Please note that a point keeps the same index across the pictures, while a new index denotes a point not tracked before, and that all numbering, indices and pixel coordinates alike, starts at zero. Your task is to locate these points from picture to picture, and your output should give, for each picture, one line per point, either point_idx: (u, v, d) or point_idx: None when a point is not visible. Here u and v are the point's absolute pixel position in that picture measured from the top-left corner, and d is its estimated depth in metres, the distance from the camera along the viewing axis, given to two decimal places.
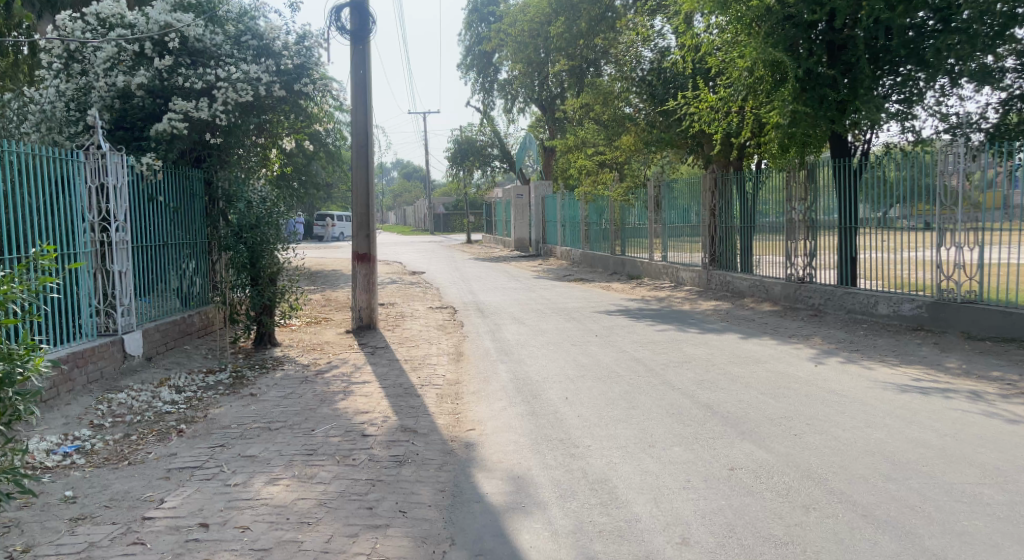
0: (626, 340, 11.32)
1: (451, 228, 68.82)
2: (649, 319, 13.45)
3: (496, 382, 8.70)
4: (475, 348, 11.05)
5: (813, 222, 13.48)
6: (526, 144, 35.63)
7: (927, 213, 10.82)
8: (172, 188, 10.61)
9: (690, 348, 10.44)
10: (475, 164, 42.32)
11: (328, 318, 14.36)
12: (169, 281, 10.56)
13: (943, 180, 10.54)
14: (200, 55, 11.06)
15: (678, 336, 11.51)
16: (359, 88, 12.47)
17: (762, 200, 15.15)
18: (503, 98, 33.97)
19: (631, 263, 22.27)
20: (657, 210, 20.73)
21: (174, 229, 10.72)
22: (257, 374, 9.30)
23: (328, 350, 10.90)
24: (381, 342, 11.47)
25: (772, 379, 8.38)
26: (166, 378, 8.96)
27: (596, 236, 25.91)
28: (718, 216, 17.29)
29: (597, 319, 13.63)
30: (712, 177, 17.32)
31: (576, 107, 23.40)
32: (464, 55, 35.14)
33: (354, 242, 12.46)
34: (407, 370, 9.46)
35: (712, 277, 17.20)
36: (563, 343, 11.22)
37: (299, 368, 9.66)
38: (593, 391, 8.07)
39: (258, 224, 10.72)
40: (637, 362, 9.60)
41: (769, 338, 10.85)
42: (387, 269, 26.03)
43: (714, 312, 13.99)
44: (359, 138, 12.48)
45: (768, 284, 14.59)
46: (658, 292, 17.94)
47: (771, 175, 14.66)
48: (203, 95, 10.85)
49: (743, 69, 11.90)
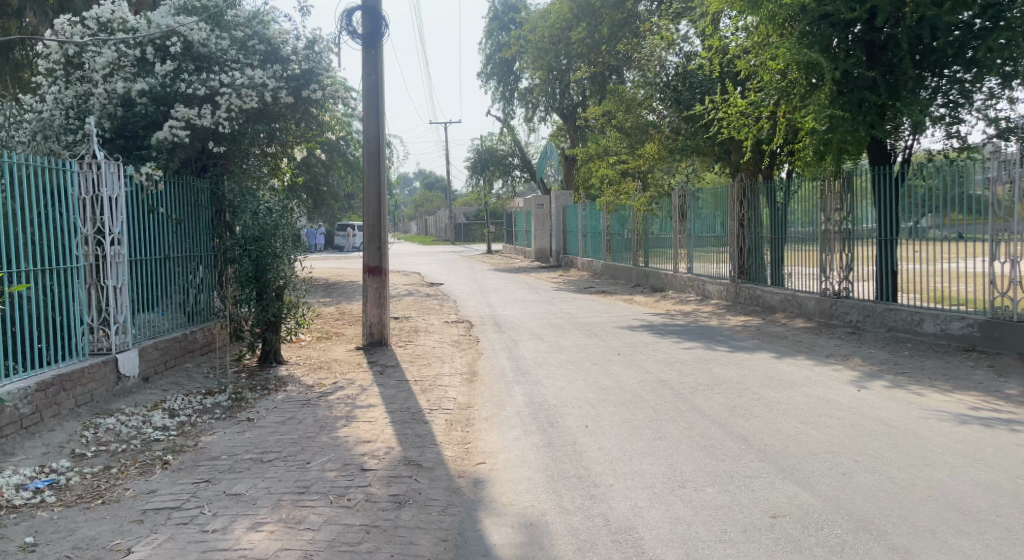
0: (650, 359, 10.68)
1: (472, 238, 68.46)
2: (674, 336, 12.79)
3: (512, 406, 8.11)
4: (490, 367, 10.46)
5: (849, 233, 12.77)
6: (548, 152, 33.77)
7: (959, 222, 10.39)
8: (174, 199, 10.11)
9: (719, 370, 9.78)
10: (495, 174, 41.86)
11: (340, 333, 13.83)
12: (170, 297, 10.01)
13: (976, 189, 10.13)
14: (204, 59, 10.47)
15: (706, 355, 10.86)
16: (371, 93, 11.95)
17: (794, 210, 14.43)
18: (523, 107, 33.49)
19: (654, 275, 21.61)
20: (682, 220, 20.07)
21: (176, 241, 10.21)
22: (258, 396, 8.74)
23: (336, 368, 10.35)
24: (392, 359, 10.90)
25: (811, 407, 7.71)
26: (162, 401, 8.38)
27: (618, 247, 25.27)
28: (748, 227, 16.60)
29: (620, 335, 13.00)
30: (741, 185, 16.63)
31: (598, 114, 22.81)
32: (484, 63, 34.68)
33: (365, 254, 11.93)
34: (416, 392, 8.88)
35: (741, 290, 16.52)
36: (583, 362, 10.59)
37: (303, 389, 9.13)
38: (615, 418, 7.44)
39: (265, 236, 10.19)
40: (663, 385, 8.95)
41: (805, 360, 10.16)
42: (405, 281, 25.60)
43: (744, 328, 13.30)
44: (372, 147, 11.95)
45: (801, 298, 13.87)
46: (684, 306, 17.28)
47: (803, 185, 13.97)
48: (206, 102, 10.26)
49: (776, 71, 11.35)
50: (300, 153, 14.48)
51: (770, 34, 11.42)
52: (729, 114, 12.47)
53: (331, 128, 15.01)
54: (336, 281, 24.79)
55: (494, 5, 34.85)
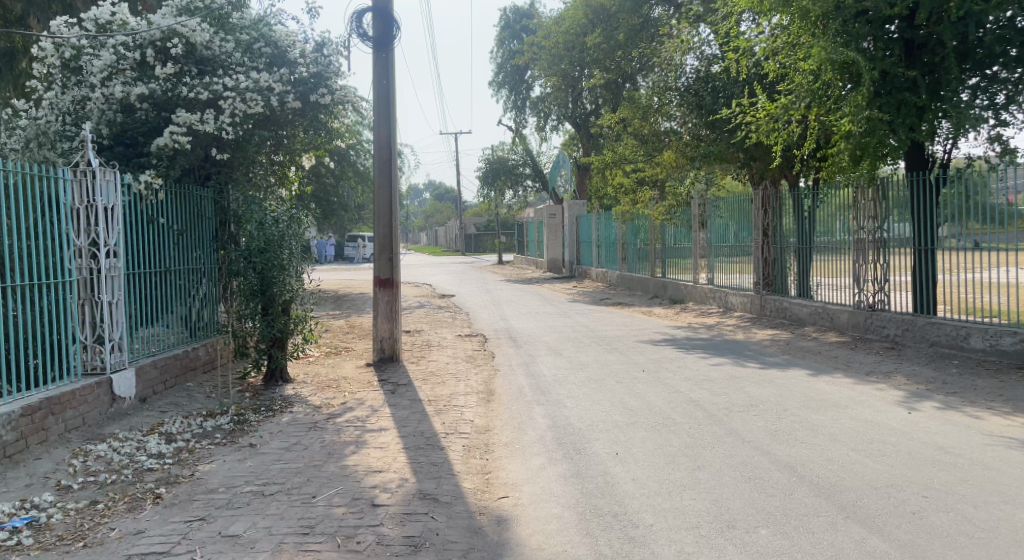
0: (677, 378, 10.08)
1: (482, 249, 67.93)
2: (700, 352, 12.19)
3: (534, 430, 7.54)
4: (508, 386, 9.89)
5: (885, 242, 12.23)
6: (559, 162, 33.34)
7: (976, 232, 10.41)
8: (176, 209, 9.55)
9: (753, 390, 9.20)
10: (506, 184, 41.38)
11: (350, 348, 13.29)
12: (170, 311, 9.46)
13: (992, 200, 10.14)
14: (208, 62, 9.89)
15: (737, 373, 10.27)
16: (382, 98, 11.45)
17: (824, 219, 13.84)
18: (535, 116, 33.00)
19: (673, 286, 21.00)
20: (701, 229, 19.49)
21: (179, 253, 9.69)
22: (261, 418, 8.18)
23: (345, 387, 9.79)
24: (404, 377, 10.33)
25: (860, 432, 7.11)
26: (159, 424, 7.82)
27: (634, 257, 24.68)
28: (772, 237, 16.02)
29: (642, 351, 12.42)
30: (766, 194, 16.05)
31: (614, 121, 22.27)
32: (495, 71, 34.22)
33: (376, 266, 11.39)
34: (431, 414, 8.32)
35: (766, 303, 15.90)
36: (606, 380, 10.01)
37: (311, 409, 8.59)
38: (647, 445, 6.85)
39: (272, 247, 9.66)
40: (696, 407, 8.36)
41: (844, 379, 9.56)
42: (415, 292, 25.06)
43: (772, 344, 12.69)
44: (383, 154, 11.43)
45: (834, 311, 13.25)
46: (706, 318, 16.68)
47: (833, 193, 13.39)
48: (209, 107, 9.65)
49: (808, 72, 10.82)
50: (310, 162, 14.00)
51: (802, 34, 10.86)
52: (758, 119, 11.88)
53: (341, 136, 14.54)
54: (345, 293, 24.32)
55: (505, 13, 34.42)
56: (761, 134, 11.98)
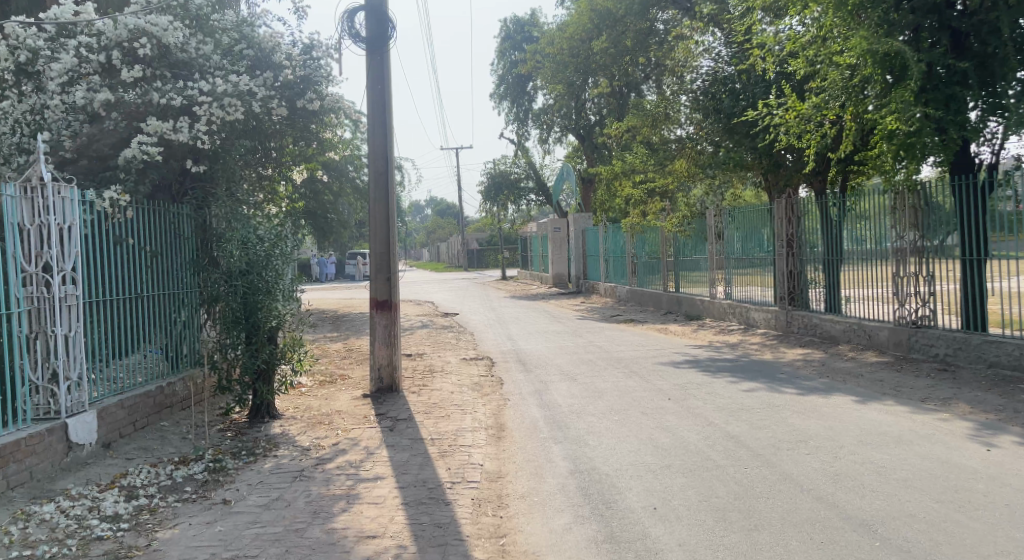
0: (709, 408, 9.06)
1: (485, 265, 66.98)
2: (728, 376, 11.15)
3: (555, 477, 6.52)
4: (521, 419, 8.87)
5: (927, 252, 11.26)
6: (563, 175, 32.48)
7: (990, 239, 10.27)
8: (149, 228, 8.41)
9: (797, 422, 8.18)
10: (509, 198, 40.41)
11: (347, 376, 12.22)
12: (146, 343, 8.36)
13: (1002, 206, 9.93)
14: (182, 65, 8.86)
15: (775, 402, 9.27)
16: (377, 106, 10.46)
17: (858, 228, 12.84)
18: (538, 128, 32.12)
19: (687, 302, 19.85)
20: (717, 241, 18.46)
21: (156, 277, 8.57)
22: (242, 464, 7.13)
23: (338, 423, 8.75)
24: (405, 410, 9.29)
25: (935, 478, 6.10)
26: (121, 474, 6.77)
27: (643, 270, 23.68)
28: (798, 248, 15.01)
29: (665, 375, 11.40)
30: (790, 202, 15.04)
31: (622, 129, 21.33)
32: (496, 83, 33.31)
33: (372, 286, 10.40)
34: (435, 456, 7.30)
35: (792, 319, 14.86)
36: (630, 411, 8.97)
37: (299, 451, 7.57)
38: (690, 498, 5.82)
39: (255, 267, 8.65)
40: (736, 445, 7.33)
41: (899, 409, 8.58)
42: (417, 311, 24.05)
43: (806, 367, 11.66)
44: (378, 166, 10.45)
45: (873, 329, 12.19)
46: (727, 336, 15.65)
47: (869, 198, 12.40)
48: (183, 114, 8.58)
49: (844, 66, 9.92)
50: (301, 175, 13.01)
51: (835, 26, 9.96)
52: (787, 119, 10.91)
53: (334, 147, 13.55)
54: (315, 304, 25.88)
55: (507, 24, 33.59)
56: (792, 135, 11.00)
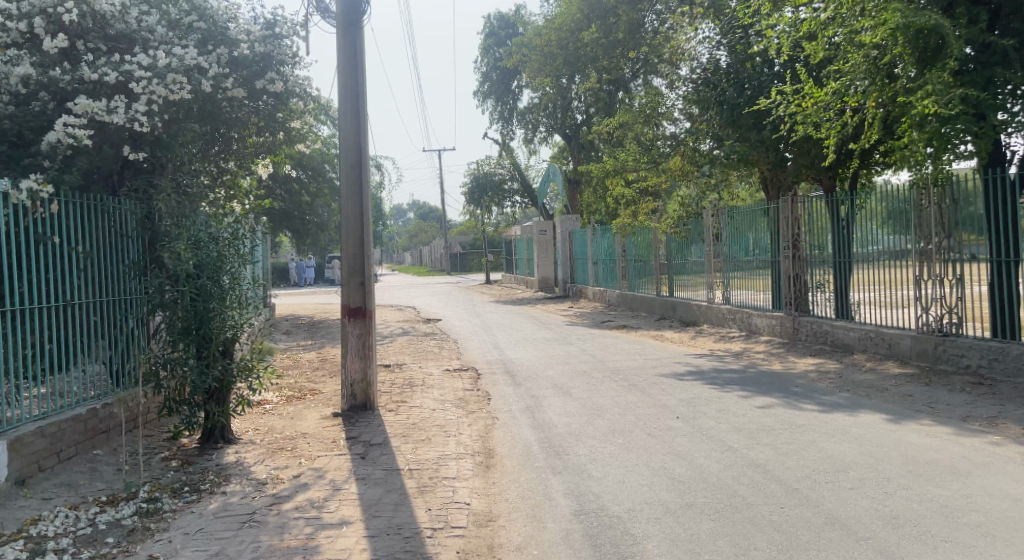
0: (724, 429, 8.02)
1: (468, 268, 65.84)
2: (739, 390, 10.12)
3: (557, 521, 5.44)
4: (511, 444, 7.78)
5: (955, 252, 10.28)
6: (549, 175, 31.45)
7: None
8: (80, 225, 7.17)
9: (829, 446, 7.15)
10: (493, 201, 39.29)
11: (317, 391, 11.03)
12: (78, 360, 7.11)
13: None
14: (121, 38, 7.76)
15: (798, 421, 8.27)
16: (349, 89, 9.32)
17: (878, 228, 11.83)
18: (523, 127, 31.06)
19: (682, 307, 18.82)
20: (715, 242, 17.39)
21: (91, 281, 7.32)
22: (182, 504, 5.98)
23: (301, 450, 7.61)
24: (379, 434, 8.14)
25: (1014, 523, 5.08)
26: (31, 520, 5.59)
27: (634, 274, 22.63)
28: (807, 251, 13.98)
29: (668, 389, 10.36)
30: (798, 200, 14.00)
31: (614, 125, 20.30)
32: (481, 80, 32.18)
33: (344, 292, 9.26)
34: (414, 493, 6.19)
35: (800, 326, 13.85)
36: (636, 434, 7.92)
37: (253, 486, 6.43)
38: (725, 552, 4.75)
39: (206, 268, 7.44)
40: (765, 476, 6.29)
41: (942, 431, 7.61)
42: (398, 317, 22.84)
43: (822, 379, 10.68)
44: (350, 157, 9.33)
45: (894, 337, 11.16)
46: (728, 344, 14.62)
47: (889, 196, 11.42)
48: (119, 93, 7.47)
49: (871, 46, 8.92)
50: (268, 170, 11.88)
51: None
52: (803, 107, 9.89)
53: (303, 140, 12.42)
54: (286, 304, 27.82)
55: (490, 21, 32.48)
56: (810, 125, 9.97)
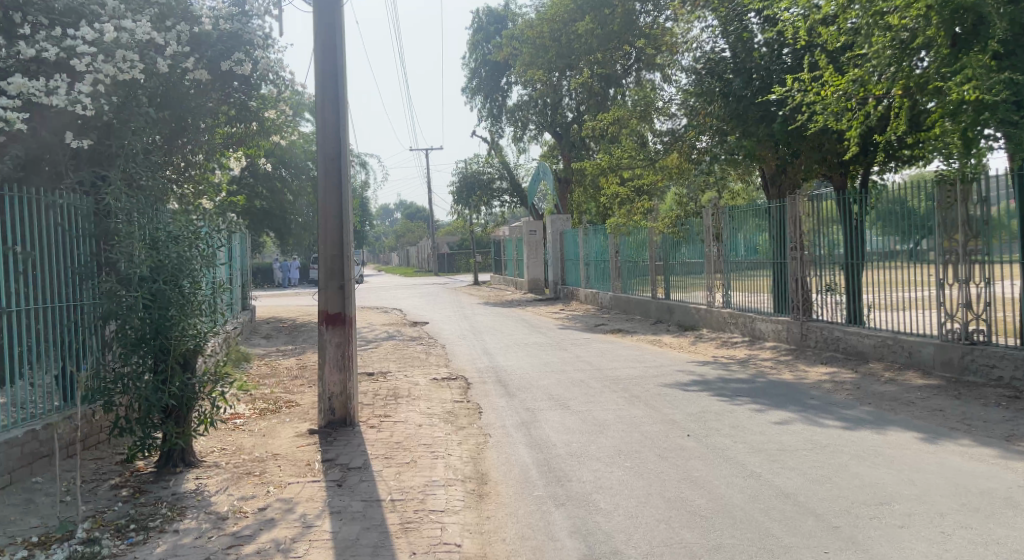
0: (741, 450, 7.25)
1: (455, 269, 64.93)
2: (751, 403, 9.35)
3: None
4: (506, 469, 6.97)
5: (985, 254, 9.54)
6: (540, 174, 30.65)
7: None
8: (19, 222, 6.29)
9: (863, 471, 6.38)
10: (481, 200, 38.44)
11: (294, 404, 10.17)
12: (20, 374, 6.25)
13: None
14: (69, 12, 6.93)
15: (822, 440, 7.50)
16: (327, 74, 8.42)
17: (897, 228, 11.07)
18: (512, 125, 30.23)
19: (680, 310, 18.05)
20: (714, 243, 16.61)
21: (34, 286, 6.44)
22: (126, 545, 5.12)
23: (271, 476, 6.76)
24: (359, 455, 7.31)
25: None
26: None
27: (628, 275, 21.85)
28: (816, 252, 13.20)
29: (675, 401, 9.58)
30: (806, 199, 13.23)
31: (609, 120, 19.52)
32: (469, 76, 31.32)
33: (321, 296, 8.42)
34: (396, 530, 5.38)
35: (808, 331, 13.09)
36: (645, 456, 7.13)
37: (212, 520, 5.59)
38: None
39: (164, 270, 6.53)
40: (798, 510, 5.51)
41: (985, 453, 6.88)
42: (383, 320, 21.96)
43: (839, 390, 9.93)
44: (329, 148, 8.45)
45: (915, 345, 10.42)
46: (732, 350, 13.85)
47: (911, 193, 10.68)
48: (61, 72, 6.77)
49: (904, 27, 8.22)
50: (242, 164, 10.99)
51: None
52: (822, 97, 9.14)
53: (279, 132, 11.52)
54: (269, 306, 26.49)
55: (479, 15, 31.59)
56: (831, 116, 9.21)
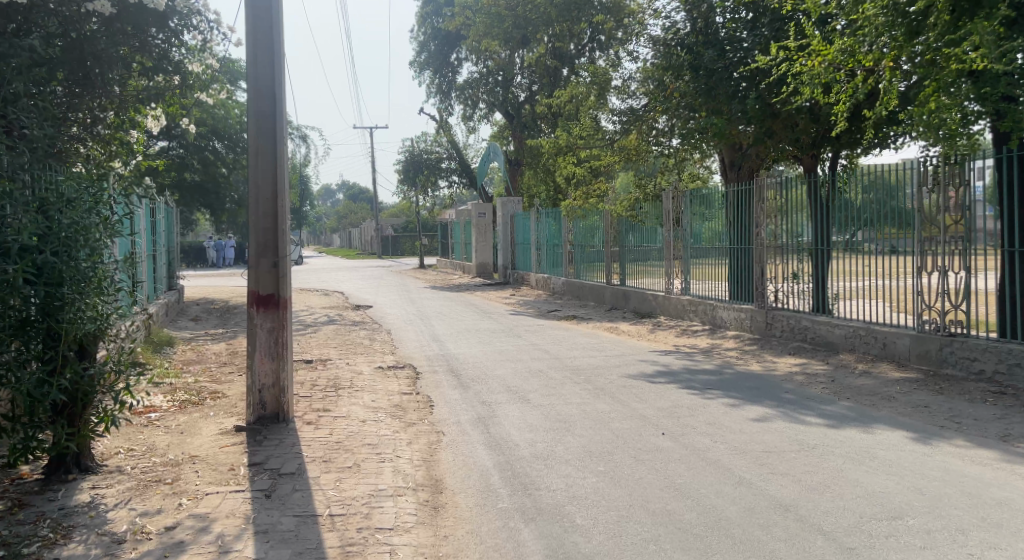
0: (724, 452, 6.55)
1: (400, 252, 63.60)
2: (724, 398, 8.68)
3: None
4: (461, 475, 6.16)
5: (966, 241, 8.97)
6: (490, 154, 29.69)
7: None
8: None
9: (863, 476, 5.71)
10: (428, 181, 37.33)
11: (221, 395, 9.17)
12: None
13: None
14: None
15: (808, 439, 6.84)
16: (259, 18, 7.34)
17: (873, 213, 10.48)
18: (462, 103, 29.18)
19: (636, 296, 17.39)
20: (674, 227, 15.97)
21: None
22: None
23: (182, 485, 5.88)
24: (289, 458, 6.41)
25: None
26: None
27: (581, 260, 21.12)
28: (781, 237, 12.62)
29: (642, 395, 8.86)
30: (773, 181, 12.60)
31: (566, 96, 18.72)
32: (417, 50, 30.09)
33: (251, 275, 7.43)
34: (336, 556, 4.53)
35: (773, 320, 12.52)
36: (618, 460, 6.39)
37: (106, 546, 4.71)
38: None
39: (52, 236, 5.64)
40: (802, 528, 4.79)
41: (986, 454, 6.28)
42: (324, 303, 20.85)
43: (813, 383, 9.33)
44: (262, 105, 7.39)
45: (889, 336, 9.90)
46: (693, 339, 13.22)
47: (887, 176, 10.12)
48: None
49: None
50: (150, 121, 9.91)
51: None
52: (808, 66, 8.54)
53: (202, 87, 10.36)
54: (201, 287, 25.08)
55: None
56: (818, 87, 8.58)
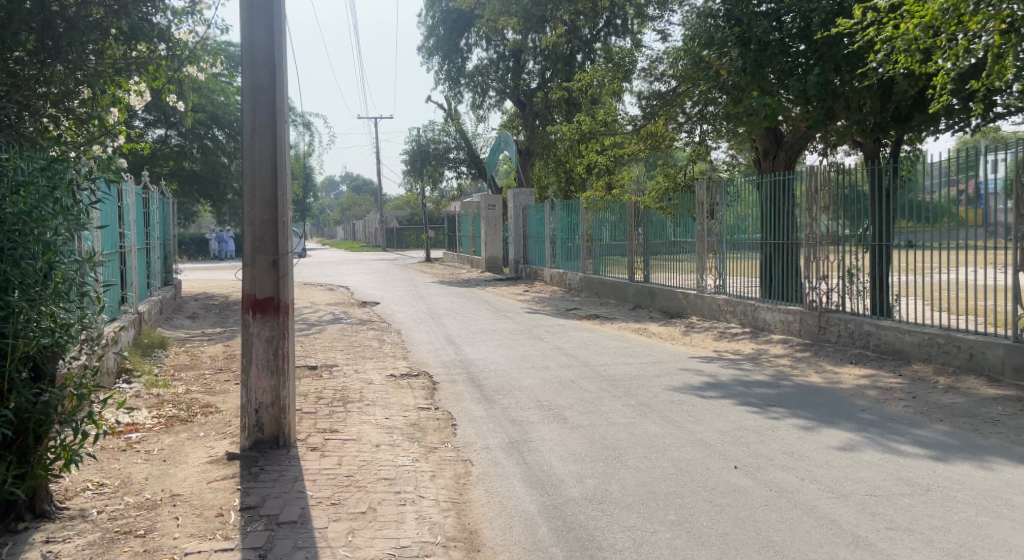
0: (818, 494, 5.38)
1: (405, 245, 62.46)
2: (793, 418, 7.51)
3: None
4: (502, 525, 4.99)
5: None
6: (500, 144, 28.48)
7: None
8: None
9: (1012, 537, 4.53)
10: (434, 172, 36.15)
11: (212, 411, 8.00)
12: None
13: None
14: None
15: (916, 476, 5.68)
16: None
17: (950, 203, 9.30)
18: (471, 91, 28.01)
19: (663, 294, 16.23)
20: (707, 219, 14.78)
21: None
22: None
23: (158, 537, 4.71)
24: (290, 501, 5.23)
25: None
26: None
27: (599, 255, 19.92)
28: (836, 230, 11.32)
29: (697, 414, 7.68)
30: (828, 164, 11.24)
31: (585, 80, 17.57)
32: (426, 35, 28.95)
33: (246, 275, 6.23)
34: None
35: (826, 323, 11.31)
36: (692, 505, 5.21)
37: None
38: None
39: None
40: None
41: None
42: (329, 299, 19.71)
43: (891, 399, 8.15)
44: (259, 73, 6.16)
45: (977, 346, 8.72)
46: (734, 344, 12.03)
47: (965, 158, 9.02)
48: None
49: None
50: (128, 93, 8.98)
51: None
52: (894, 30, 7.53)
53: (191, 59, 9.22)
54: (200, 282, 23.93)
55: None
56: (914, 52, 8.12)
